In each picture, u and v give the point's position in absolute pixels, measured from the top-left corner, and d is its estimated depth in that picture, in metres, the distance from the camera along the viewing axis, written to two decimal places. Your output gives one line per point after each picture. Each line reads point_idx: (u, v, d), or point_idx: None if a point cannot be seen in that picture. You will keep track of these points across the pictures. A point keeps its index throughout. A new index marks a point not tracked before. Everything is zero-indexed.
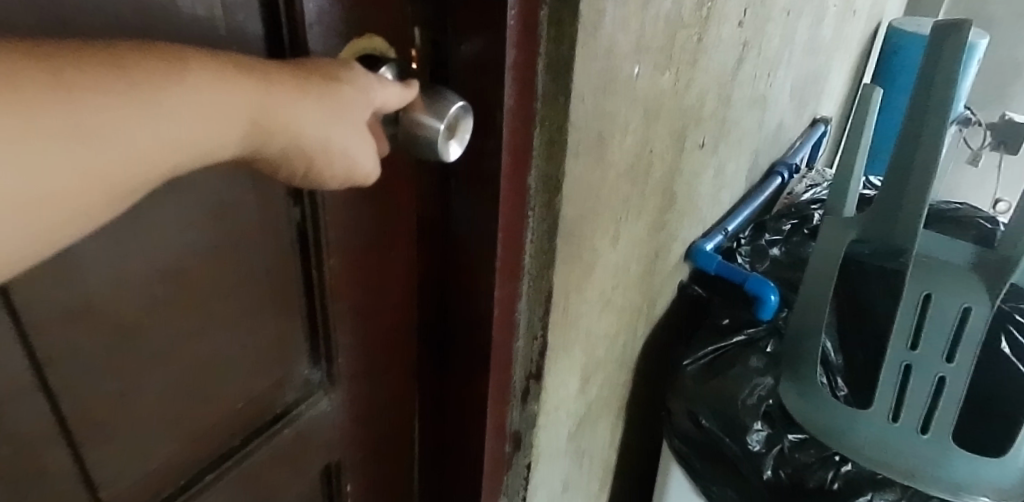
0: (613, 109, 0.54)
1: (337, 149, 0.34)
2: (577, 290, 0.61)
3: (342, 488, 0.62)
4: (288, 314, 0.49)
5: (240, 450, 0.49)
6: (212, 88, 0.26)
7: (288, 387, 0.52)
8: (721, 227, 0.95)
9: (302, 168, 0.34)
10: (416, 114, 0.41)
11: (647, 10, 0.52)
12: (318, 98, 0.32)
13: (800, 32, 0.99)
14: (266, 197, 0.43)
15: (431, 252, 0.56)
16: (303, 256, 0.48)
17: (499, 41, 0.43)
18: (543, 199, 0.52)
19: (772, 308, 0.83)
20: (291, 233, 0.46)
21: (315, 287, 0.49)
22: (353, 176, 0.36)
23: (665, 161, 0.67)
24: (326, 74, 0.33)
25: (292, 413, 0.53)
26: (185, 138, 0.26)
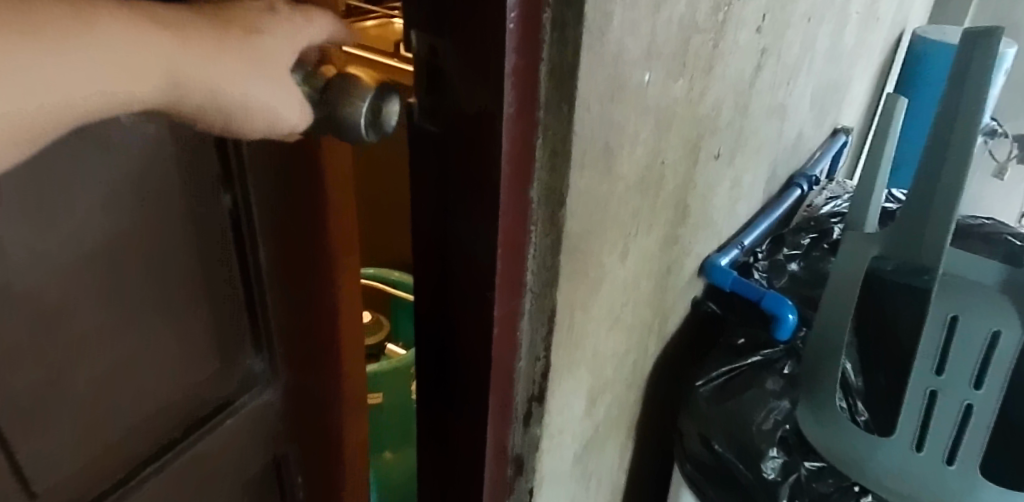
0: (622, 119, 0.51)
1: (257, 105, 0.38)
2: (583, 308, 0.58)
3: (295, 482, 0.70)
4: (224, 298, 0.55)
5: (181, 442, 0.54)
6: (120, 37, 0.32)
7: (231, 376, 0.58)
8: (738, 240, 0.90)
9: (223, 122, 0.38)
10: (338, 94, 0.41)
11: (659, 13, 0.49)
12: (236, 50, 0.36)
13: (821, 40, 0.96)
14: (188, 161, 0.48)
15: (422, 267, 0.53)
16: (238, 244, 0.55)
17: (498, 46, 0.40)
18: (545, 212, 0.49)
19: (789, 328, 0.78)
20: (225, 219, 0.53)
21: (250, 271, 0.56)
22: (278, 128, 0.40)
23: (678, 173, 0.64)
24: (248, 26, 0.37)
25: (233, 403, 0.58)
26: (100, 83, 0.31)
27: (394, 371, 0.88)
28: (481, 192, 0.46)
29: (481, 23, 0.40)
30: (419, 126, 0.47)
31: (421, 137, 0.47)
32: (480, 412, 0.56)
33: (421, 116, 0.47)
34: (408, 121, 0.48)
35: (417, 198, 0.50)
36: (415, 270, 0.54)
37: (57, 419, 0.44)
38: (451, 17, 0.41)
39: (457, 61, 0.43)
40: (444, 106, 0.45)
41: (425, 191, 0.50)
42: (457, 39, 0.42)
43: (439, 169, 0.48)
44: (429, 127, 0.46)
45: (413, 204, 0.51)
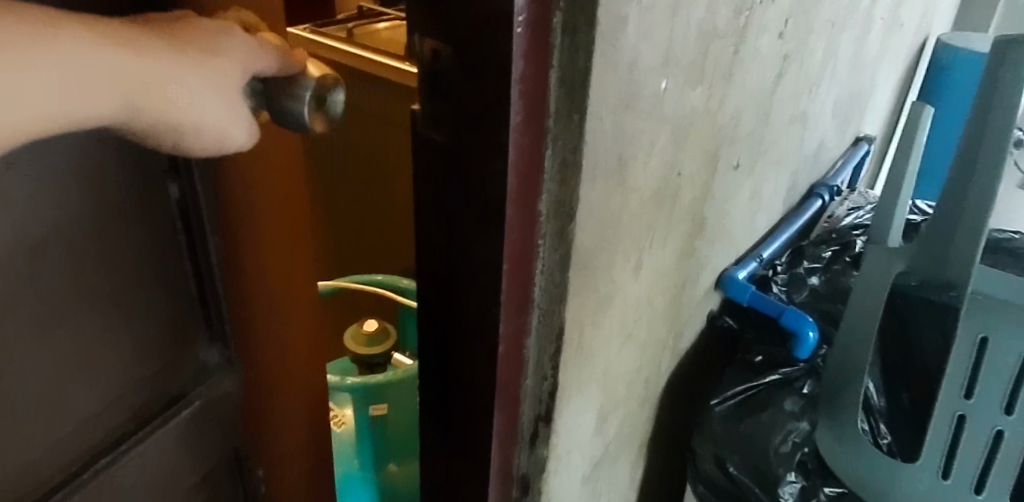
0: (636, 128, 0.48)
1: (208, 125, 0.39)
2: (593, 326, 0.55)
3: (251, 471, 0.69)
4: (174, 291, 0.53)
5: (135, 434, 0.52)
6: (80, 53, 0.32)
7: (184, 367, 0.56)
8: (757, 253, 0.87)
9: (172, 140, 0.39)
10: (282, 89, 0.41)
11: (677, 17, 0.47)
12: (192, 72, 0.37)
13: (845, 45, 0.93)
14: (141, 162, 0.47)
15: (427, 281, 0.51)
16: (185, 234, 0.53)
17: (505, 52, 0.38)
18: (555, 226, 0.46)
19: (810, 347, 0.74)
20: (172, 210, 0.51)
21: (197, 262, 0.55)
22: (226, 147, 0.41)
23: (696, 184, 0.61)
24: (205, 46, 0.38)
25: (186, 395, 0.57)
26: (57, 102, 0.32)
27: (400, 382, 0.87)
28: (488, 205, 0.44)
29: (488, 29, 0.38)
30: (426, 134, 0.45)
31: (428, 146, 0.45)
32: (485, 433, 0.53)
33: (428, 124, 0.45)
34: (415, 129, 0.46)
35: (423, 209, 0.48)
36: (419, 283, 0.51)
37: (17, 423, 0.43)
38: (458, 22, 0.39)
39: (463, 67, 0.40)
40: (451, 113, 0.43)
41: (432, 202, 0.47)
42: (464, 44, 0.40)
43: (446, 180, 0.45)
44: (437, 137, 0.44)
45: (418, 215, 0.49)
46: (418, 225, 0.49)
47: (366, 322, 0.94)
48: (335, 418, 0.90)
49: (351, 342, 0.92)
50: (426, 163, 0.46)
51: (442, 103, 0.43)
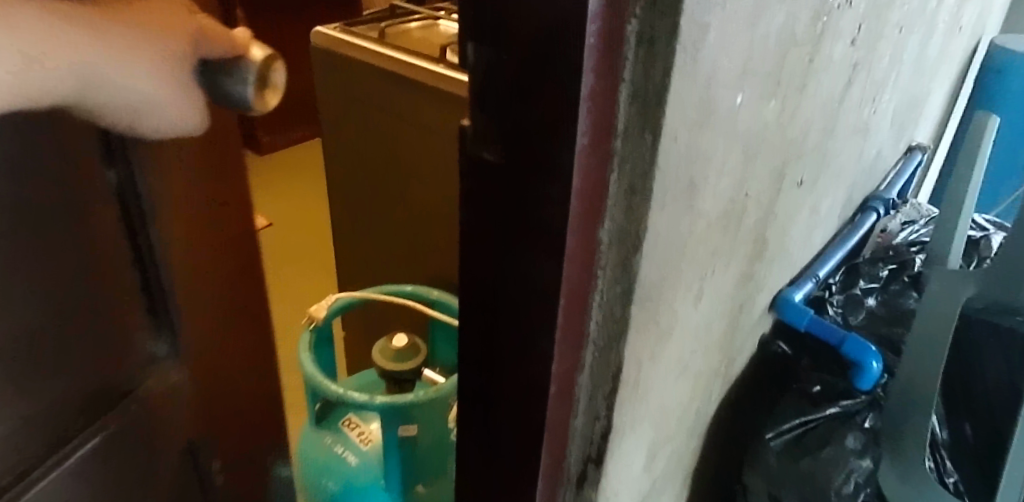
0: (708, 149, 0.43)
1: (161, 104, 0.36)
2: (651, 361, 0.50)
3: (215, 471, 0.53)
4: (114, 290, 0.39)
5: (63, 450, 0.37)
6: (16, 19, 0.28)
7: (131, 368, 0.41)
8: (812, 272, 0.81)
9: (125, 119, 0.35)
10: (223, 77, 0.36)
11: (757, 26, 0.42)
12: (146, 47, 0.34)
13: (909, 51, 0.87)
14: (69, 138, 0.34)
15: (470, 310, 0.47)
16: (122, 209, 0.38)
17: (575, 65, 0.33)
18: (617, 256, 0.42)
19: (874, 378, 0.69)
20: (99, 171, 0.36)
21: (142, 251, 0.40)
22: (181, 127, 0.38)
23: (761, 204, 0.56)
24: (163, 19, 0.34)
25: (137, 387, 0.42)
26: (5, 84, 0.28)
27: (431, 403, 0.81)
28: (545, 234, 0.39)
29: (552, 39, 0.34)
30: (477, 153, 0.41)
31: (477, 164, 0.41)
32: (532, 477, 0.49)
33: (479, 142, 0.40)
34: (464, 146, 0.41)
35: (470, 232, 0.44)
36: (462, 310, 0.47)
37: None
38: (519, 30, 0.35)
39: (522, 80, 0.36)
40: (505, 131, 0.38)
41: (481, 227, 0.43)
42: (525, 55, 0.35)
43: (497, 204, 0.41)
44: (488, 154, 0.40)
45: (465, 238, 0.45)
46: (463, 249, 0.45)
47: (395, 337, 0.90)
48: (360, 435, 0.91)
49: (378, 357, 0.88)
50: (475, 183, 0.42)
51: (495, 118, 0.39)
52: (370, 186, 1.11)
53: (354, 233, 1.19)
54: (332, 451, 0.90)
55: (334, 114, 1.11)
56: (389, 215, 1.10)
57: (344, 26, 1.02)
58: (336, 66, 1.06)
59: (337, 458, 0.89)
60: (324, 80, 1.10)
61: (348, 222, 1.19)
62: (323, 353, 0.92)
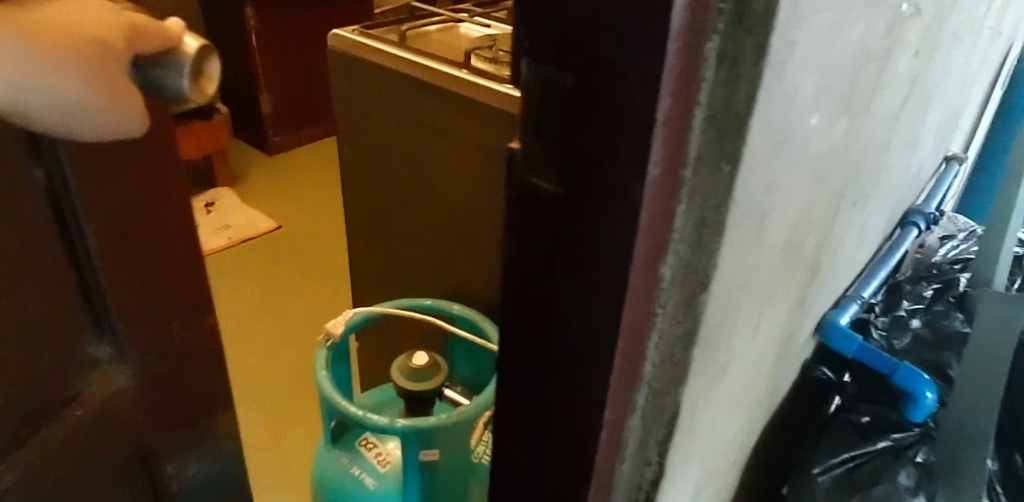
0: (781, 176, 0.39)
1: (22, 100, 0.24)
2: (706, 401, 0.47)
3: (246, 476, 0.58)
4: (64, 318, 0.37)
5: None
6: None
7: (71, 370, 0.38)
8: (856, 292, 0.77)
9: (49, 128, 0.27)
10: (156, 70, 0.29)
11: (838, 41, 0.38)
12: (91, 72, 0.26)
13: (958, 60, 0.83)
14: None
15: (512, 342, 0.44)
16: (62, 230, 0.35)
17: (650, 88, 0.29)
18: (680, 294, 0.38)
19: (927, 410, 0.66)
20: (47, 199, 0.34)
21: (94, 287, 0.38)
22: (68, 128, 0.27)
23: (819, 229, 0.52)
24: (112, 33, 0.27)
25: (80, 396, 0.39)
26: None
27: (453, 426, 0.77)
28: (599, 273, 0.36)
29: (619, 63, 0.30)
30: (527, 181, 0.37)
31: (527, 192, 0.38)
32: None
33: (530, 169, 0.37)
34: (514, 171, 0.38)
35: (517, 263, 0.41)
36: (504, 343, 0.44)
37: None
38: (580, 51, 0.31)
39: (582, 105, 0.32)
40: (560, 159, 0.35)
41: (529, 259, 0.40)
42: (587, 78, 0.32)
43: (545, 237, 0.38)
44: (538, 181, 0.37)
45: (511, 270, 0.42)
46: (509, 280, 0.42)
47: (416, 354, 0.86)
48: (378, 456, 0.87)
49: (397, 375, 0.84)
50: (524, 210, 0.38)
51: (547, 145, 0.35)
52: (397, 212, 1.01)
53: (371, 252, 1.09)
54: (349, 472, 0.86)
55: (357, 131, 0.99)
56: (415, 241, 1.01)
57: (362, 30, 0.95)
58: (347, 75, 0.96)
59: (353, 480, 0.85)
60: (343, 90, 0.98)
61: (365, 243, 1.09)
62: (339, 368, 0.88)
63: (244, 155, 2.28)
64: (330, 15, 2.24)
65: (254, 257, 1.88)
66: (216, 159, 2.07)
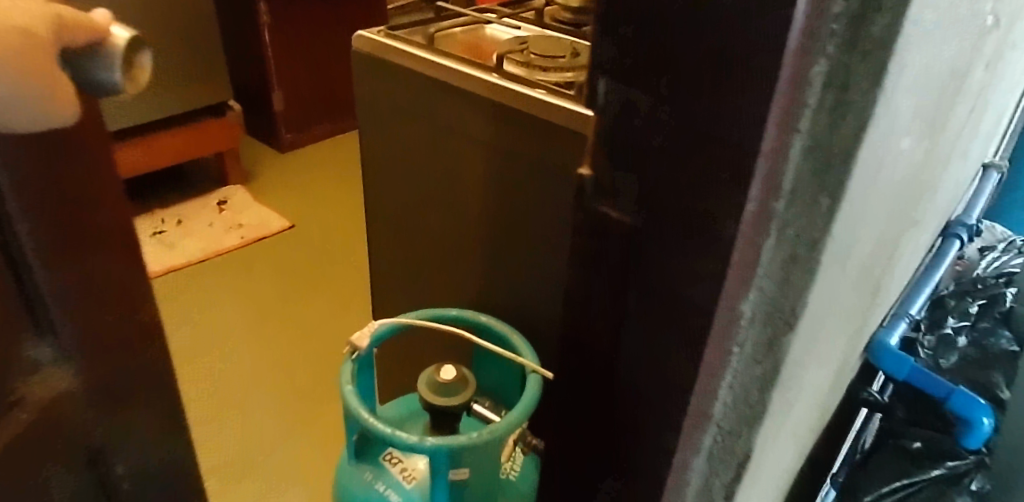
0: (869, 204, 0.36)
1: None
2: (772, 438, 0.44)
3: None
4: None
5: None
6: None
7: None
8: (904, 309, 0.74)
9: None
10: (87, 63, 0.23)
11: (935, 60, 0.35)
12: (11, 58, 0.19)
13: (1010, 67, 0.79)
14: None
15: (575, 370, 0.42)
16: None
17: (758, 119, 0.27)
18: (759, 331, 0.35)
19: (983, 437, 0.63)
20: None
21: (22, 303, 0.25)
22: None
23: (885, 254, 0.49)
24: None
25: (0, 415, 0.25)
26: None
27: (484, 445, 0.75)
28: (675, 312, 0.33)
29: (717, 88, 0.27)
30: (597, 210, 0.35)
31: (598, 222, 0.35)
32: None
33: (601, 197, 0.34)
34: (583, 199, 0.36)
35: (583, 292, 0.38)
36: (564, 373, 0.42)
37: None
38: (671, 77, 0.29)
39: (668, 135, 0.30)
40: (635, 190, 0.32)
41: (596, 289, 0.38)
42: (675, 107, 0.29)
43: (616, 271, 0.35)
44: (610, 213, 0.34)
45: (576, 298, 0.39)
46: (573, 308, 0.40)
47: (443, 368, 0.83)
48: (404, 472, 0.85)
49: (425, 389, 0.81)
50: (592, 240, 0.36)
51: (622, 175, 0.33)
52: (419, 224, 0.95)
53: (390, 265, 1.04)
54: (373, 488, 0.84)
55: (379, 136, 0.95)
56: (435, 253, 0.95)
57: (388, 31, 0.91)
58: (370, 77, 0.92)
59: (379, 496, 0.83)
60: (365, 94, 0.94)
61: (383, 255, 1.04)
62: (363, 381, 0.85)
63: (257, 153, 2.26)
64: (343, 10, 2.20)
65: (267, 256, 1.86)
66: (228, 156, 2.04)
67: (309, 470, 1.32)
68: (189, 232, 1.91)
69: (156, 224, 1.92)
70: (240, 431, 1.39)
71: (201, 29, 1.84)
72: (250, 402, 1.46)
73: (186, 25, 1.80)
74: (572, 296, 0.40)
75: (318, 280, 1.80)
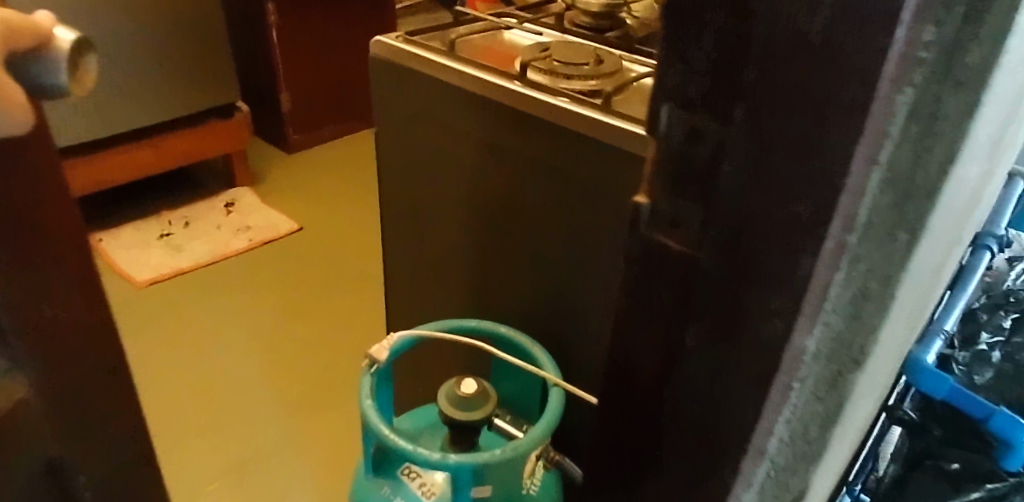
0: (936, 234, 0.34)
1: None
2: (822, 470, 0.42)
3: None
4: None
5: None
6: None
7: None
8: (939, 325, 0.72)
9: None
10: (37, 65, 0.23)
11: (1008, 83, 0.33)
12: None
13: None
14: None
15: (616, 402, 0.40)
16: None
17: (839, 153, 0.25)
18: (824, 365, 0.34)
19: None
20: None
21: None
22: None
23: (933, 276, 0.48)
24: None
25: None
26: None
27: (509, 461, 0.73)
28: (737, 349, 0.32)
29: (797, 120, 0.25)
30: (652, 238, 0.33)
31: (654, 253, 0.33)
32: None
33: (658, 226, 0.32)
34: (637, 229, 0.34)
35: (632, 323, 0.36)
36: (607, 403, 0.40)
37: None
38: (747, 108, 0.26)
39: (739, 169, 0.28)
40: (699, 223, 0.30)
41: (646, 320, 0.36)
42: (750, 139, 0.27)
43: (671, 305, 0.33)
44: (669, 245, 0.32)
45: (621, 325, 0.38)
46: (619, 339, 0.38)
47: (463, 381, 0.80)
48: (422, 487, 0.83)
49: (444, 403, 0.79)
50: (647, 271, 0.34)
51: (684, 205, 0.31)
52: (442, 228, 0.95)
53: (412, 268, 1.03)
54: None
55: (398, 142, 0.94)
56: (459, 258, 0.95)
57: (407, 36, 0.90)
58: (389, 83, 0.91)
59: None
60: (383, 99, 0.93)
61: (404, 258, 1.03)
62: (380, 394, 0.83)
63: (264, 154, 2.24)
64: (352, 11, 2.18)
65: (275, 259, 1.84)
66: (236, 158, 2.03)
67: (326, 475, 1.32)
68: (197, 235, 1.90)
69: (164, 226, 1.91)
70: (230, 443, 1.38)
71: (209, 31, 1.82)
72: (198, 424, 1.41)
73: (194, 26, 1.79)
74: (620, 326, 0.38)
75: (284, 292, 1.75)
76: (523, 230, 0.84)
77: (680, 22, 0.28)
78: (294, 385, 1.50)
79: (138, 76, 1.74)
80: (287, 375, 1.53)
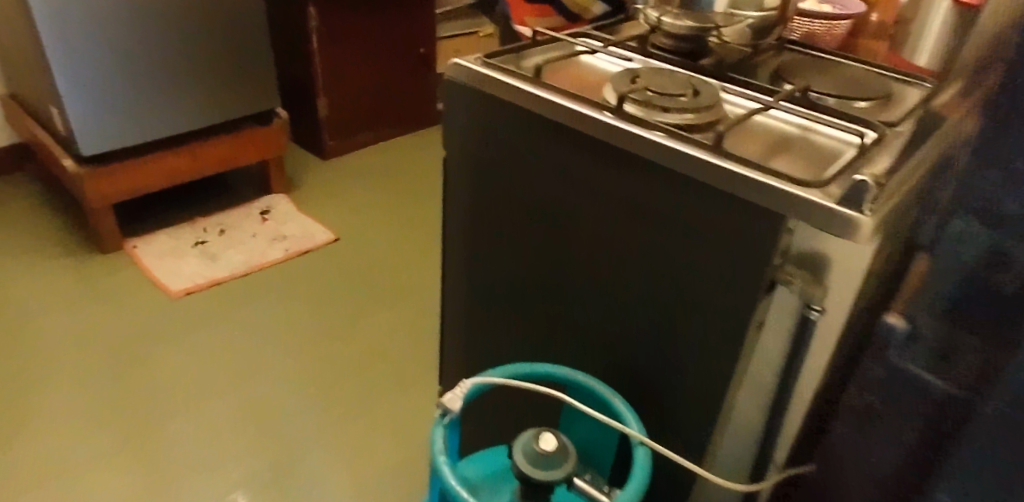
0: None
1: None
2: None
3: None
4: None
5: None
6: None
7: None
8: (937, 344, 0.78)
9: None
10: None
11: None
12: None
13: None
14: None
15: (860, 431, 0.60)
16: None
17: None
18: None
19: None
20: None
21: None
22: None
23: None
24: None
25: None
26: None
27: None
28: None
29: None
30: (900, 342, 0.54)
31: (893, 360, 0.55)
32: None
33: (910, 333, 0.53)
34: (890, 338, 0.55)
35: (892, 387, 0.56)
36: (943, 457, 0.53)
37: None
38: None
39: None
40: None
41: (906, 386, 0.55)
42: None
43: (922, 390, 0.54)
44: (933, 355, 0.53)
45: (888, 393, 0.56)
46: (878, 396, 0.57)
47: (542, 435, 0.74)
48: None
49: (521, 459, 0.73)
50: (892, 375, 0.55)
51: (954, 342, 0.51)
52: (510, 263, 0.90)
53: (475, 301, 0.98)
54: None
55: (468, 171, 0.89)
56: (528, 294, 0.89)
57: (484, 59, 0.84)
58: (464, 109, 0.85)
59: None
60: (455, 125, 0.88)
61: (467, 291, 0.98)
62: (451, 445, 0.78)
63: (300, 161, 2.20)
64: (395, 15, 2.13)
65: (308, 272, 1.79)
66: (272, 165, 1.98)
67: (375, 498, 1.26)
68: (232, 244, 1.85)
69: (199, 233, 1.87)
70: (275, 459, 1.33)
71: (248, 32, 1.76)
72: (225, 444, 1.35)
73: (236, 30, 1.74)
74: (863, 384, 0.58)
75: (238, 334, 1.60)
76: (611, 270, 0.79)
77: (942, 232, 0.49)
78: (296, 423, 1.40)
79: (178, 80, 1.69)
80: (254, 426, 1.39)
